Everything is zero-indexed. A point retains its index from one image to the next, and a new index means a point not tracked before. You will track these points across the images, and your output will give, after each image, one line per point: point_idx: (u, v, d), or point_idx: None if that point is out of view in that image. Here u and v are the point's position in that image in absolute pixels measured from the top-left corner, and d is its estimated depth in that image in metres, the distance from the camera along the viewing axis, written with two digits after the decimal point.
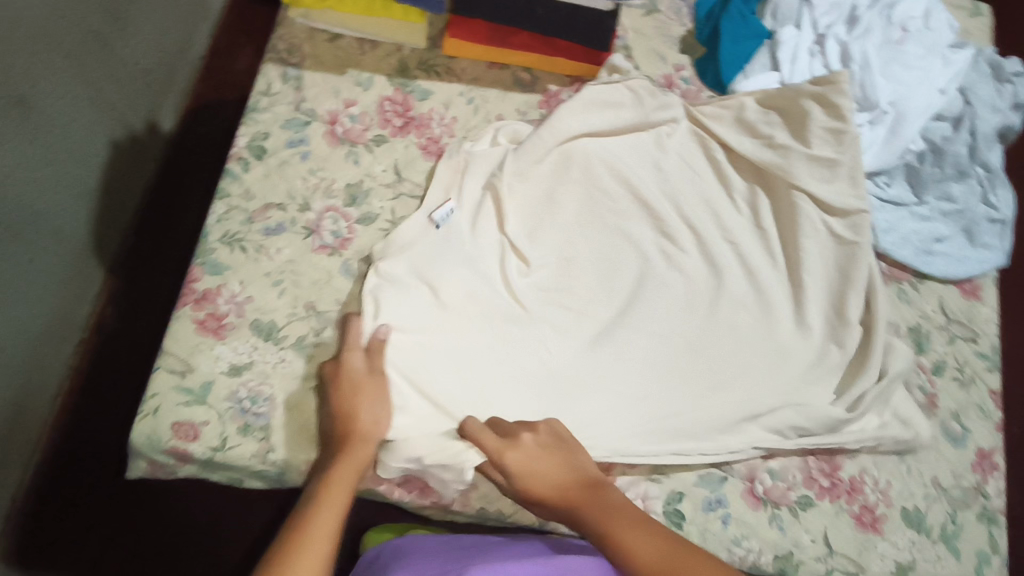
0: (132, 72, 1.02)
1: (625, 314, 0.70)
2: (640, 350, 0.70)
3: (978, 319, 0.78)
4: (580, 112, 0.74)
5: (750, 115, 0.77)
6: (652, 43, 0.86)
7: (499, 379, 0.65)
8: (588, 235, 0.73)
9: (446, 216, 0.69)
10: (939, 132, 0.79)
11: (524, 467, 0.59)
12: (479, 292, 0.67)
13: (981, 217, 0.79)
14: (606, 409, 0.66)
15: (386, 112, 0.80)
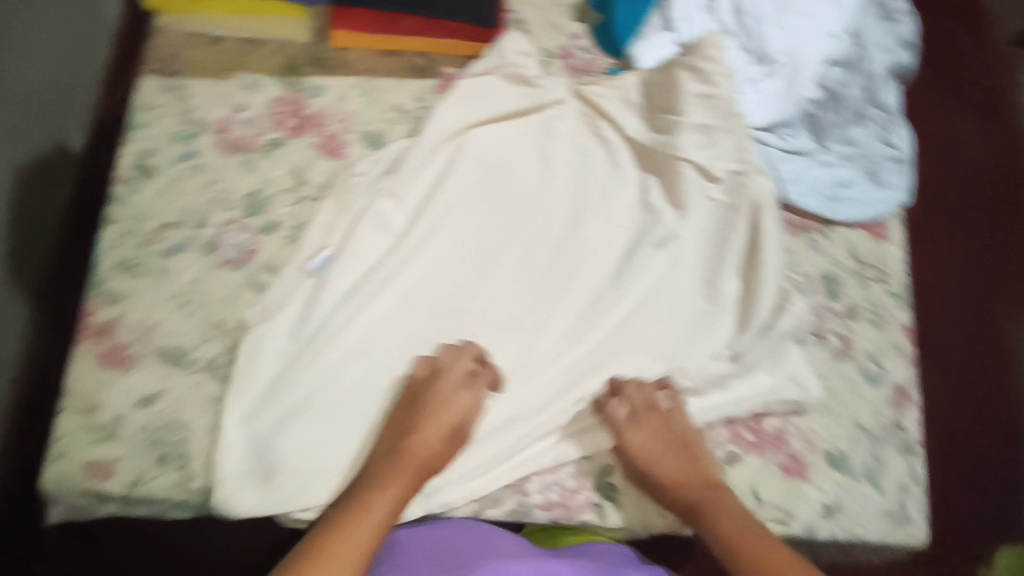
0: (31, 89, 0.91)
1: (496, 317, 0.72)
2: (514, 350, 0.72)
3: (888, 259, 0.79)
4: (462, 105, 0.74)
5: (633, 96, 0.80)
6: (547, 14, 0.84)
7: (371, 423, 0.68)
8: (460, 241, 0.74)
9: (322, 265, 0.72)
10: (834, 77, 0.79)
11: (650, 458, 0.67)
12: (348, 323, 0.70)
13: (882, 157, 0.80)
14: (482, 414, 0.69)
15: (278, 114, 0.77)
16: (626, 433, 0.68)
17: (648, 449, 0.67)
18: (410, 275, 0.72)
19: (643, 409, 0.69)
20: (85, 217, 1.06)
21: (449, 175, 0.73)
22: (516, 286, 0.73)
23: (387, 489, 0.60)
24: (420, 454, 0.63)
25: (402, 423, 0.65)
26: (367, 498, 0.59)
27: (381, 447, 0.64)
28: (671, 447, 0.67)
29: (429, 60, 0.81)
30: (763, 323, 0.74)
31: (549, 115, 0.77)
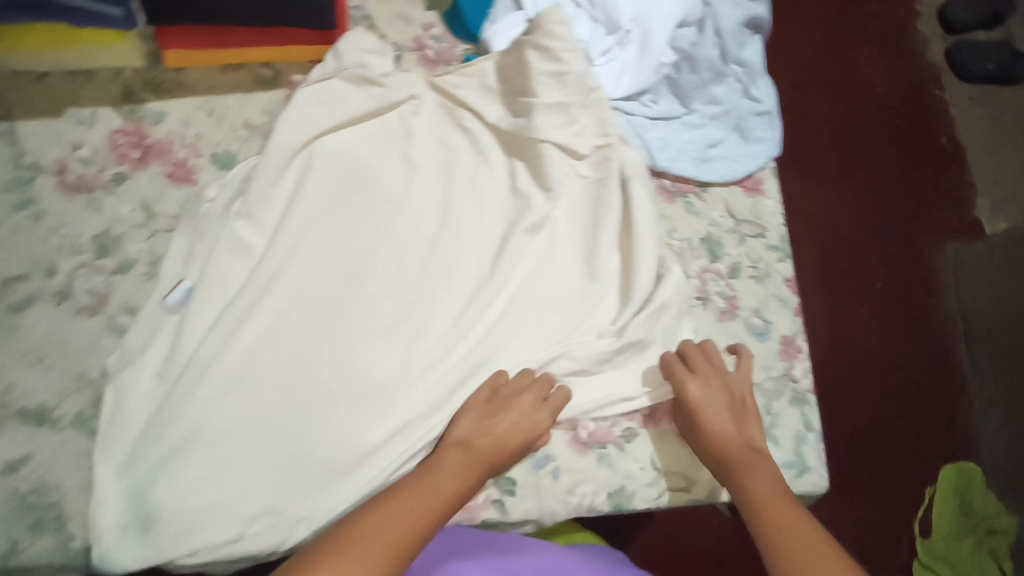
0: None
1: (377, 320, 0.71)
2: (399, 353, 0.70)
3: (765, 214, 0.79)
4: (309, 113, 0.72)
5: (492, 81, 0.77)
6: (395, 6, 0.81)
7: (258, 447, 0.66)
8: (329, 251, 0.72)
9: (183, 298, 0.69)
10: (688, 38, 0.77)
11: (704, 412, 0.67)
12: (220, 351, 0.67)
13: (746, 112, 0.79)
14: (374, 421, 0.69)
15: (120, 146, 0.73)
16: (684, 379, 0.69)
17: (702, 396, 0.68)
18: (279, 294, 0.69)
19: (710, 363, 0.70)
20: None
21: (304, 189, 0.71)
22: (392, 290, 0.72)
23: (443, 477, 0.61)
24: (513, 440, 0.66)
25: (485, 415, 0.67)
26: (419, 485, 0.60)
27: (494, 428, 0.66)
28: (731, 403, 0.69)
29: (275, 71, 0.78)
30: (641, 295, 0.73)
31: (404, 112, 0.75)
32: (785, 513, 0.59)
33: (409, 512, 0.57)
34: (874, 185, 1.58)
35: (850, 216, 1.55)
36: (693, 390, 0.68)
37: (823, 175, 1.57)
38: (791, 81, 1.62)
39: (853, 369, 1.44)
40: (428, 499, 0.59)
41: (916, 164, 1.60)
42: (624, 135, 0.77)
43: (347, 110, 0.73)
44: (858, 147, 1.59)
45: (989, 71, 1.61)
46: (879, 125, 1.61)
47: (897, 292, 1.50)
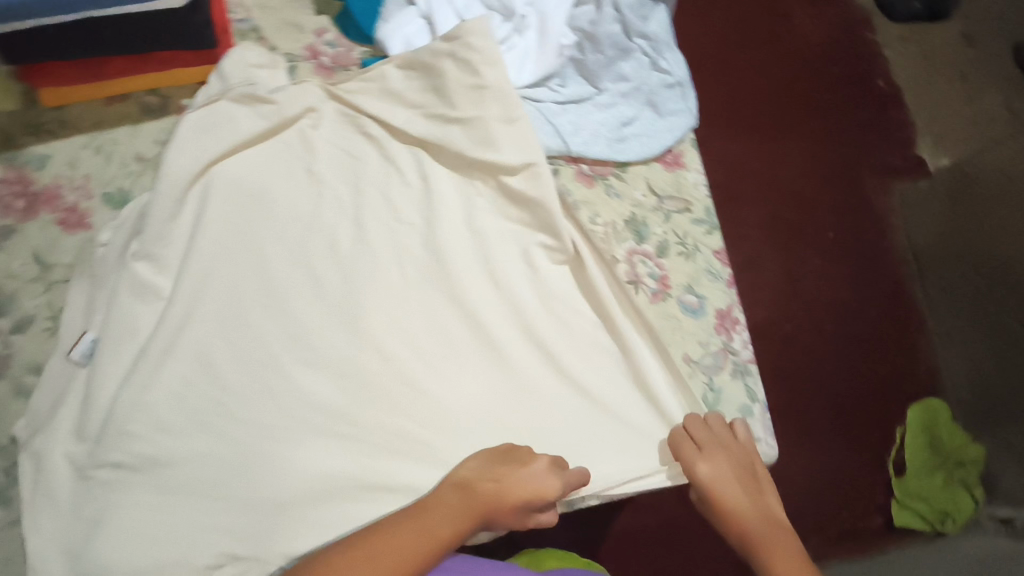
0: None
1: (305, 344, 0.69)
2: (332, 376, 0.68)
3: (688, 187, 0.78)
4: (197, 139, 0.68)
5: (394, 83, 0.73)
6: (282, 14, 0.77)
7: (201, 491, 0.64)
8: (244, 279, 0.69)
9: (90, 350, 0.66)
10: (586, 17, 0.76)
11: (715, 490, 0.64)
12: (144, 399, 0.65)
13: (656, 85, 0.78)
14: (316, 449, 0.66)
15: (3, 198, 0.69)
16: (693, 461, 0.65)
17: (710, 472, 0.64)
18: (199, 329, 0.67)
19: (716, 439, 0.66)
20: None
21: (206, 219, 0.68)
22: (317, 312, 0.69)
23: (427, 532, 0.57)
24: (524, 498, 0.61)
25: (485, 475, 0.62)
26: (400, 533, 0.56)
27: (493, 488, 0.61)
28: (742, 476, 0.66)
29: (163, 98, 0.74)
30: (564, 284, 0.73)
31: (303, 126, 0.72)
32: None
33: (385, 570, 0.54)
34: (816, 128, 1.47)
35: (793, 163, 1.44)
36: (703, 473, 0.65)
37: (761, 124, 1.45)
38: (716, 26, 1.50)
39: (815, 324, 1.33)
40: (403, 550, 0.55)
41: (857, 101, 1.50)
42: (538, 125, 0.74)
43: (237, 131, 0.69)
44: (796, 91, 1.49)
45: (916, 9, 1.53)
46: (814, 66, 1.51)
47: (850, 237, 1.41)
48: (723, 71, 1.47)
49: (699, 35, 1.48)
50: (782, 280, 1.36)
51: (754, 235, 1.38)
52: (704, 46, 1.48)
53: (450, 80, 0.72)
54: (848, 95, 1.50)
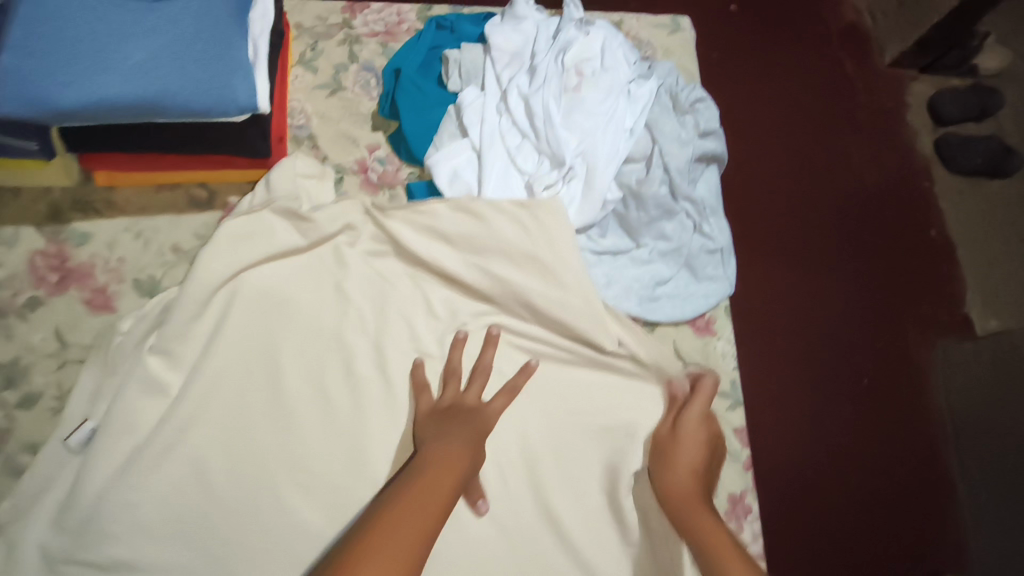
0: None
1: (304, 471, 0.67)
2: (326, 507, 0.66)
3: (715, 355, 0.76)
4: (231, 249, 0.69)
5: (440, 218, 0.71)
6: (340, 125, 0.79)
7: None
8: (255, 393, 0.67)
9: (86, 439, 0.65)
10: (634, 175, 0.74)
11: (688, 439, 0.67)
12: (133, 503, 0.62)
13: (697, 249, 0.76)
14: None
15: (38, 270, 0.70)
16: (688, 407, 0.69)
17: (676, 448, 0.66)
18: (200, 437, 0.65)
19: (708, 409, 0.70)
20: None
21: (227, 324, 0.68)
22: (318, 432, 0.68)
23: (426, 495, 0.56)
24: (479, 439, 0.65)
25: (451, 424, 0.65)
26: (411, 498, 0.55)
27: (463, 435, 0.64)
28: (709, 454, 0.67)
29: (210, 192, 0.76)
30: (575, 441, 0.70)
31: (338, 244, 0.72)
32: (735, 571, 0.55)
33: (406, 532, 0.52)
34: (862, 259, 1.30)
35: (832, 295, 1.26)
36: (682, 427, 0.68)
37: (800, 248, 1.28)
38: (763, 139, 1.36)
39: (855, 483, 1.14)
40: (417, 513, 0.54)
41: (906, 239, 1.33)
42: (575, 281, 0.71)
43: (271, 244, 0.70)
44: (841, 219, 1.32)
45: (978, 166, 1.38)
46: (872, 189, 1.36)
47: (888, 386, 1.22)
48: (760, 189, 1.31)
49: (737, 150, 1.34)
50: (808, 425, 1.16)
51: (784, 368, 1.19)
52: (753, 165, 1.33)
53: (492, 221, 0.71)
54: (905, 234, 1.34)
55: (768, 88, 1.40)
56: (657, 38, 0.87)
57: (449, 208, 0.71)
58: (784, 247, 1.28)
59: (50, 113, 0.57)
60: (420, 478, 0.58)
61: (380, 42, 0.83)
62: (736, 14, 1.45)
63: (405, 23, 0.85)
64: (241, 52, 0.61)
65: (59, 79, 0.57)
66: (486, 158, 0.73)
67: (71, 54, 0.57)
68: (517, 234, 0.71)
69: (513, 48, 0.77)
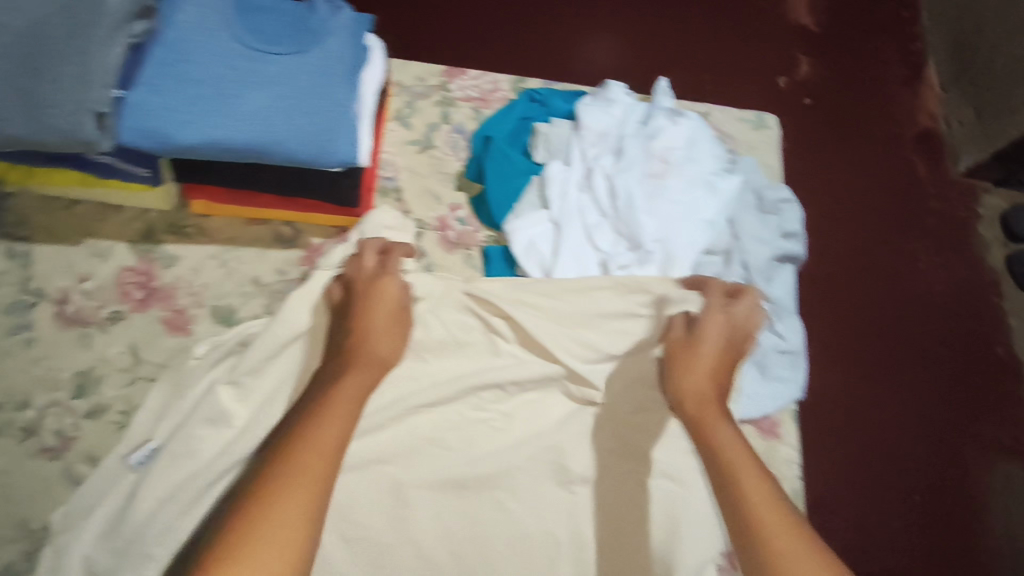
0: None
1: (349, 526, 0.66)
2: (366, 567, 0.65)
3: (779, 461, 0.73)
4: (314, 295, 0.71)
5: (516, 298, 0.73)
6: (426, 181, 0.82)
7: None
8: None
9: (144, 459, 0.65)
10: (712, 267, 0.73)
11: (685, 371, 0.64)
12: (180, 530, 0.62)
13: (765, 348, 0.74)
14: None
15: (126, 285, 0.74)
16: (685, 372, 0.64)
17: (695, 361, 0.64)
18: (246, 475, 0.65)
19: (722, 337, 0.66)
20: None
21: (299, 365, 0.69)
22: (364, 479, 0.68)
23: (330, 439, 0.50)
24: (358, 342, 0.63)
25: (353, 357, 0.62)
26: (327, 404, 0.54)
27: (367, 350, 0.63)
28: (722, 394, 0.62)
29: (295, 231, 0.78)
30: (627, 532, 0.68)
31: (418, 309, 0.72)
32: (751, 485, 0.50)
33: (308, 487, 0.46)
34: (919, 370, 1.25)
35: (890, 401, 1.21)
36: (698, 349, 0.65)
37: (861, 347, 1.24)
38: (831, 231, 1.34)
39: None
40: (323, 436, 0.50)
41: (972, 353, 1.28)
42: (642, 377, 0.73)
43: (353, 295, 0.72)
44: (903, 324, 1.28)
45: None
46: (938, 297, 1.32)
47: (943, 506, 1.15)
48: (823, 282, 1.29)
49: None
50: (855, 534, 1.10)
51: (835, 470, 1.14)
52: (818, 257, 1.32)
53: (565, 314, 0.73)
54: (972, 346, 1.29)
55: (838, 182, 1.39)
56: (741, 133, 0.87)
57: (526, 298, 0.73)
58: (844, 345, 1.24)
59: (166, 147, 0.60)
60: (318, 415, 0.53)
61: (473, 106, 0.86)
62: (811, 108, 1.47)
63: (499, 91, 0.88)
64: (350, 110, 0.63)
65: (177, 117, 0.60)
66: (563, 232, 0.75)
67: (192, 93, 0.61)
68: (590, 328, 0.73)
69: (600, 129, 0.79)
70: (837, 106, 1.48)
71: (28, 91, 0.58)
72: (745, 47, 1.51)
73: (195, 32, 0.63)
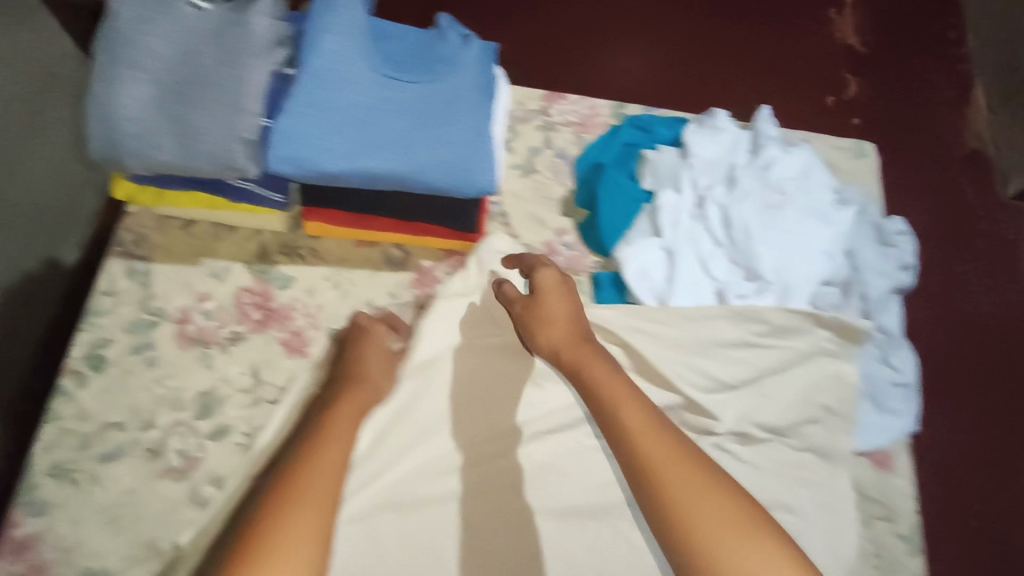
0: (25, 208, 0.90)
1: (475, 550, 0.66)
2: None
3: (892, 493, 0.73)
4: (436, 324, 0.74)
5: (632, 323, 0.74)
6: (531, 206, 0.82)
7: None
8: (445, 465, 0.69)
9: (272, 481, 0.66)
10: (830, 298, 0.74)
11: (541, 318, 0.66)
12: None
13: (879, 379, 0.76)
14: None
15: (244, 305, 0.74)
16: (546, 303, 0.67)
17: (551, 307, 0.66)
18: (371, 499, 0.67)
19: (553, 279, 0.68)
20: None
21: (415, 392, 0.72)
22: (483, 502, 0.68)
23: (319, 470, 0.52)
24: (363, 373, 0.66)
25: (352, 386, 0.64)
26: (323, 432, 0.57)
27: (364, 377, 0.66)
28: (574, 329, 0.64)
29: (405, 253, 0.79)
30: None
31: None
32: (646, 436, 0.52)
33: (310, 518, 0.48)
34: None
35: None
36: (542, 297, 0.67)
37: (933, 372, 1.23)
38: None
39: None
40: (326, 463, 0.53)
41: None
42: (758, 408, 0.73)
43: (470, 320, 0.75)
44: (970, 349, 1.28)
45: None
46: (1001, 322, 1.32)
47: None
48: None
49: None
50: None
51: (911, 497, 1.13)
52: None
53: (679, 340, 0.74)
54: None
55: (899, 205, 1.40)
56: (840, 161, 0.87)
57: (642, 322, 0.74)
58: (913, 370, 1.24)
59: (314, 174, 0.60)
60: (314, 447, 0.54)
61: (573, 131, 0.86)
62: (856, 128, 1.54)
63: (598, 116, 0.88)
64: (490, 138, 0.64)
65: (325, 144, 0.60)
66: (678, 261, 0.75)
67: (338, 120, 0.61)
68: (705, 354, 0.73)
69: (710, 157, 0.80)
70: (883, 134, 1.54)
71: (179, 117, 0.57)
72: (790, 74, 1.59)
73: (341, 59, 0.62)
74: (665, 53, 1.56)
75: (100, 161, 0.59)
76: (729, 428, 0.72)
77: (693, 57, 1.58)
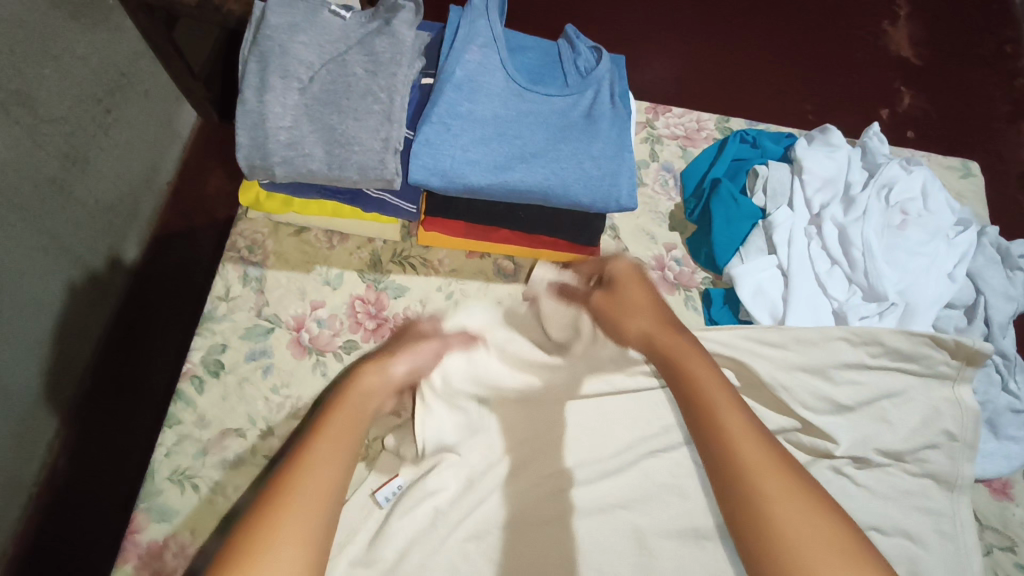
0: (91, 210, 1.10)
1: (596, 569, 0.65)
2: None
3: (1011, 522, 0.72)
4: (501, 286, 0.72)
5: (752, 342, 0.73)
6: (640, 220, 0.82)
7: None
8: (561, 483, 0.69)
9: (390, 495, 0.65)
10: (952, 321, 0.74)
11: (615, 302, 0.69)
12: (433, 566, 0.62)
13: (1002, 407, 0.73)
14: None
15: (357, 314, 0.74)
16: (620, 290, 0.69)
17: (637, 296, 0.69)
18: (490, 514, 0.66)
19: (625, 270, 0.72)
20: (127, 322, 1.18)
21: (496, 391, 0.72)
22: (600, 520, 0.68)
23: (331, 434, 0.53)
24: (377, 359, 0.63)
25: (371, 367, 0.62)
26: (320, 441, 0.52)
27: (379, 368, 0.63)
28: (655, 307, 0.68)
29: (516, 265, 0.79)
30: None
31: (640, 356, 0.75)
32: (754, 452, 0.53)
33: (315, 497, 0.48)
34: None
35: None
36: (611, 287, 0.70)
37: None
38: None
39: None
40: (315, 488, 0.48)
41: None
42: (874, 434, 0.71)
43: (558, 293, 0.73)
44: None
45: None
46: None
47: None
48: None
49: None
50: None
51: None
52: None
53: (795, 361, 0.73)
54: None
55: None
56: (949, 180, 0.87)
57: (761, 341, 0.72)
58: None
59: (456, 185, 0.61)
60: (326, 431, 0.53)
61: (680, 145, 0.87)
62: (912, 141, 1.53)
63: (703, 130, 0.88)
64: (628, 153, 0.65)
65: (468, 156, 0.61)
66: (796, 280, 0.74)
67: (480, 132, 0.62)
68: (818, 377, 0.73)
69: (826, 174, 0.79)
70: (941, 149, 1.53)
71: (331, 128, 0.60)
72: (847, 86, 1.58)
73: (482, 75, 0.65)
74: (724, 63, 1.57)
75: (248, 169, 0.60)
76: (848, 451, 0.71)
77: (750, 67, 1.57)
